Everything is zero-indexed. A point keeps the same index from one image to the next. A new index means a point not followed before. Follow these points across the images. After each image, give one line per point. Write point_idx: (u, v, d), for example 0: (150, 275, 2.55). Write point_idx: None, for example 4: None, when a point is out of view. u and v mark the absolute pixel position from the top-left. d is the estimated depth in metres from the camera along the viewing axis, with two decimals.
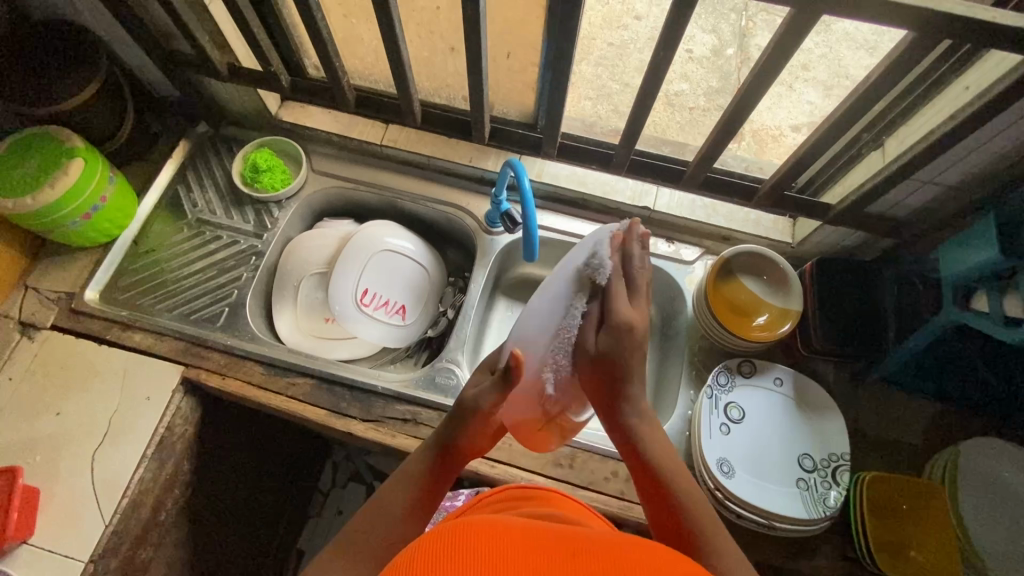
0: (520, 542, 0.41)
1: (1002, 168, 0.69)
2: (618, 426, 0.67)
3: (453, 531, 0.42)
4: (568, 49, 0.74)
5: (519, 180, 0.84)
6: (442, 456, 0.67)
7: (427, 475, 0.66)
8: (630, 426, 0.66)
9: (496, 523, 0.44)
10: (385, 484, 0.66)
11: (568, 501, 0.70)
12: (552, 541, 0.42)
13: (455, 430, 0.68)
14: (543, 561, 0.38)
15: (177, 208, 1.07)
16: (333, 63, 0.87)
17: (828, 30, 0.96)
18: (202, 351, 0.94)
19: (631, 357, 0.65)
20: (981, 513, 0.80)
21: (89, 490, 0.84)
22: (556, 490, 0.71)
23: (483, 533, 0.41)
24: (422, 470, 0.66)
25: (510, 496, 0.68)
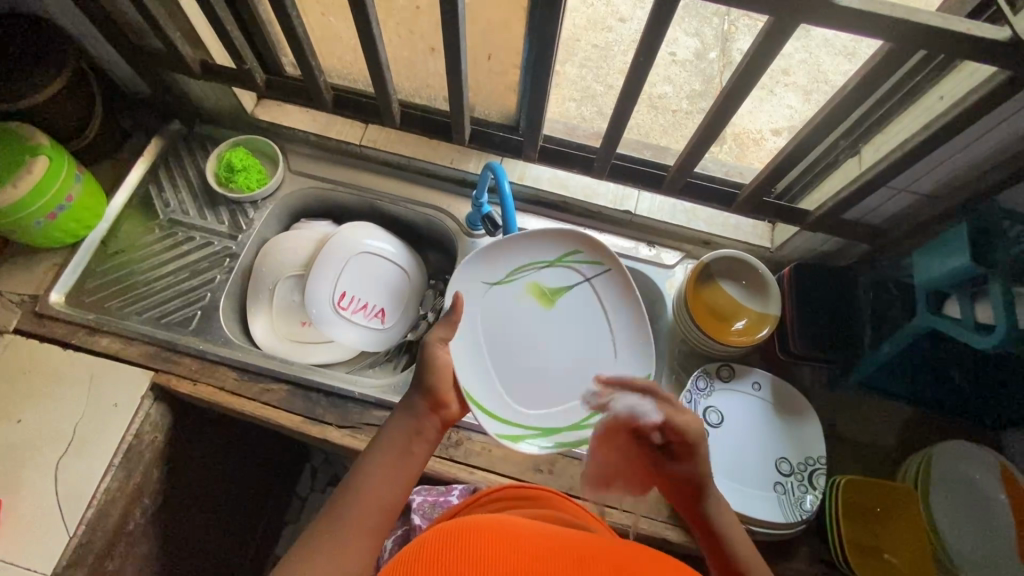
0: (523, 544, 0.44)
1: (971, 180, 0.70)
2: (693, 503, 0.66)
3: (458, 529, 0.46)
4: (549, 50, 0.73)
5: (499, 183, 0.84)
6: (416, 419, 0.66)
7: (400, 445, 0.64)
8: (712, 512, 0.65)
9: (507, 529, 0.47)
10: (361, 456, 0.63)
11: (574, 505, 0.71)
12: (562, 547, 0.45)
13: (422, 389, 0.69)
14: (555, 564, 0.41)
15: (148, 208, 1.04)
16: (310, 63, 0.85)
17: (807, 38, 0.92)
18: (172, 355, 0.91)
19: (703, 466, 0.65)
20: (952, 516, 0.81)
21: (53, 501, 0.81)
22: (558, 493, 0.73)
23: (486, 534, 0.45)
24: (397, 438, 0.64)
25: (510, 496, 0.70)
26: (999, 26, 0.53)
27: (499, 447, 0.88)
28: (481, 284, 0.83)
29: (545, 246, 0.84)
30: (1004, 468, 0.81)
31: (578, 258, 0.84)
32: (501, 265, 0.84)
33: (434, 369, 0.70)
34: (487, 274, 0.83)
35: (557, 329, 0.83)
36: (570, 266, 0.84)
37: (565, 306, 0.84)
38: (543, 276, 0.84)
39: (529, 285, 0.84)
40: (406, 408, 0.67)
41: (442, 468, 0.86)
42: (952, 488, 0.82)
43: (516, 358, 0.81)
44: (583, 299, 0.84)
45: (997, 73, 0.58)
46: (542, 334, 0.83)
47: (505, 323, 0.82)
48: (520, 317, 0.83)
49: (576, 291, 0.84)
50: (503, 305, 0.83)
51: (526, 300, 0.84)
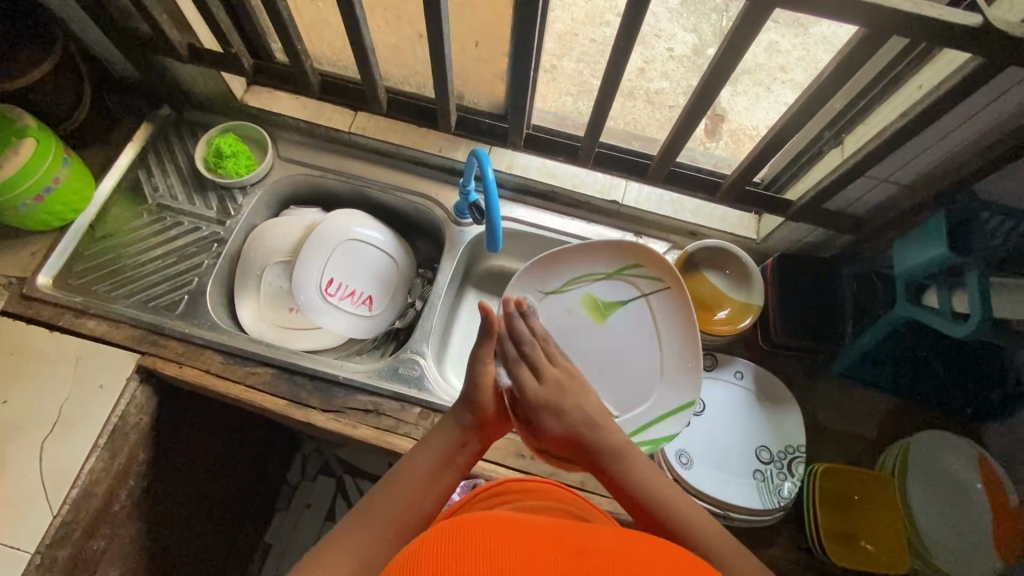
0: (521, 539, 0.44)
1: (957, 163, 0.70)
2: (586, 458, 0.68)
3: (461, 522, 0.47)
4: (531, 37, 0.73)
5: (483, 169, 0.84)
6: (463, 432, 0.69)
7: (447, 450, 0.68)
8: (608, 464, 0.66)
9: (505, 524, 0.47)
10: (407, 454, 0.68)
11: (570, 495, 0.73)
12: (561, 540, 0.45)
13: (474, 403, 0.71)
14: (551, 557, 0.42)
15: (137, 192, 1.04)
16: (296, 47, 0.86)
17: (806, 34, 0.91)
18: (159, 338, 0.92)
19: (562, 416, 0.70)
20: (930, 503, 0.82)
21: (37, 480, 0.81)
22: (555, 485, 0.74)
23: (485, 528, 0.46)
24: (444, 444, 0.68)
25: (508, 487, 0.71)
26: (970, 12, 0.54)
27: None
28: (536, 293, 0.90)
29: (603, 260, 0.91)
30: (985, 462, 0.81)
31: (637, 272, 0.90)
32: (557, 275, 0.90)
33: (480, 384, 0.72)
34: (540, 283, 0.90)
35: (611, 342, 0.89)
36: (626, 281, 0.90)
37: (619, 320, 0.90)
38: (599, 290, 0.90)
39: (585, 296, 0.90)
40: (455, 417, 0.71)
41: None
42: (930, 477, 0.83)
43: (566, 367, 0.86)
44: (636, 313, 0.89)
45: (971, 61, 0.58)
46: (595, 345, 0.88)
47: (561, 331, 0.88)
48: (574, 326, 0.89)
49: (631, 306, 0.90)
50: (559, 314, 0.89)
51: (579, 311, 0.89)
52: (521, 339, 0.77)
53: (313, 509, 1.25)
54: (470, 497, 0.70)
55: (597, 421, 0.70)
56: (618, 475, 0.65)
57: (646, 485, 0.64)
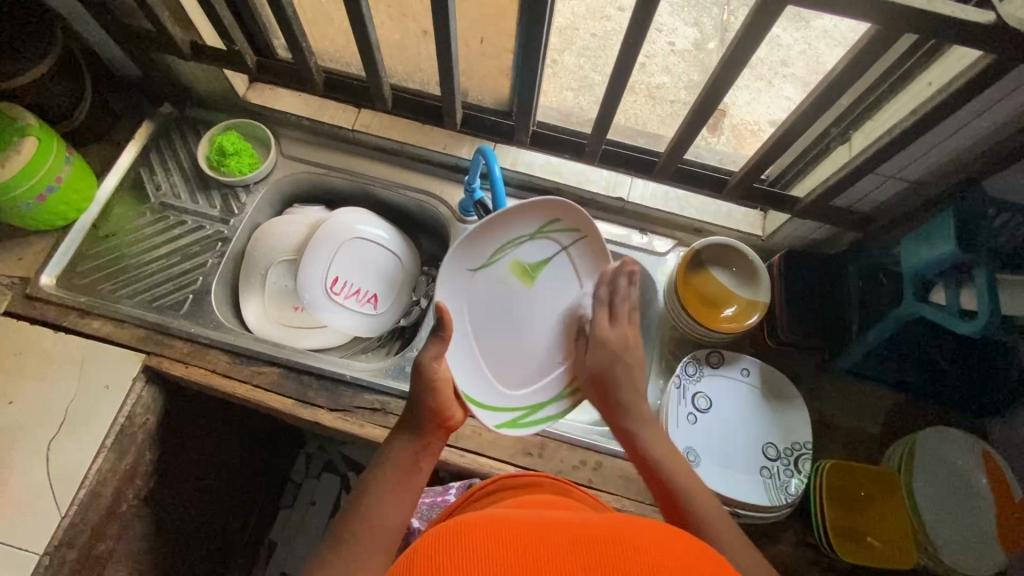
0: (517, 534, 0.44)
1: (972, 159, 0.69)
2: (614, 411, 0.76)
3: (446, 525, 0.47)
4: (538, 34, 0.72)
5: (491, 167, 0.83)
6: (416, 438, 0.69)
7: (406, 456, 0.67)
8: (629, 418, 0.74)
9: (501, 521, 0.47)
10: (368, 469, 0.67)
11: (557, 482, 0.74)
12: (557, 530, 0.45)
13: (423, 407, 0.71)
14: (549, 549, 0.42)
15: (140, 191, 1.03)
16: (299, 44, 0.85)
17: (806, 28, 0.91)
18: (165, 338, 0.91)
19: (614, 360, 0.78)
20: (936, 499, 0.82)
21: (45, 481, 0.81)
22: (548, 475, 0.74)
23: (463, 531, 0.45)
24: (402, 449, 0.68)
25: (504, 485, 0.71)
26: (983, 10, 0.53)
27: (490, 431, 0.89)
28: (465, 273, 0.78)
29: (526, 220, 0.79)
30: (988, 455, 0.82)
31: (558, 228, 0.81)
32: (483, 249, 0.78)
33: (433, 387, 0.72)
34: (469, 260, 0.78)
35: (539, 306, 0.84)
36: (548, 238, 0.82)
37: (546, 280, 0.83)
38: (524, 252, 0.81)
39: (512, 262, 0.81)
40: (407, 424, 0.71)
41: None
42: (936, 472, 0.84)
43: (504, 343, 0.83)
44: (562, 269, 0.84)
45: (983, 58, 0.58)
46: (525, 314, 0.83)
47: (490, 306, 0.81)
48: (502, 299, 0.82)
49: (556, 264, 0.83)
50: (488, 289, 0.81)
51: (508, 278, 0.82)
52: (617, 291, 0.83)
53: (318, 507, 1.24)
54: (459, 509, 0.68)
55: (636, 386, 0.77)
56: (634, 428, 0.73)
57: (653, 448, 0.70)
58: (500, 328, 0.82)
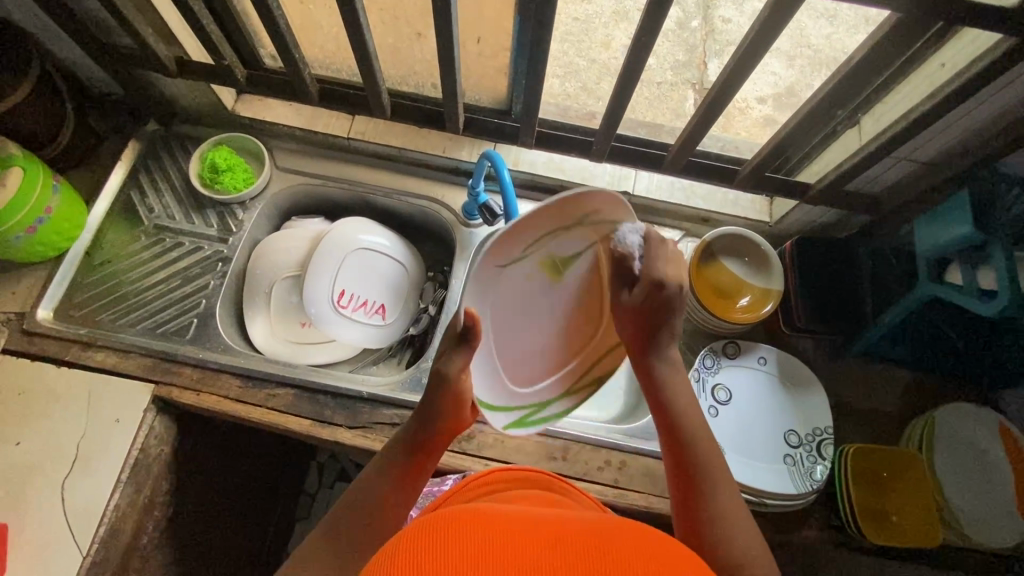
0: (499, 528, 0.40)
1: (983, 140, 0.70)
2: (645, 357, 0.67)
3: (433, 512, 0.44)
4: (545, 36, 0.70)
5: (500, 171, 0.81)
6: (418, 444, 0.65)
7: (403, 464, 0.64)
8: (661, 366, 0.67)
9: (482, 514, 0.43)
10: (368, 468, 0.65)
11: (556, 482, 0.73)
12: (542, 528, 0.42)
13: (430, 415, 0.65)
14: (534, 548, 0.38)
15: (132, 214, 1.00)
16: (293, 56, 0.81)
17: None
18: (173, 366, 0.89)
19: (659, 307, 0.66)
20: (958, 476, 0.83)
21: (63, 522, 0.79)
22: (547, 474, 0.74)
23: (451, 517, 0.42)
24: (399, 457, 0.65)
25: (497, 479, 0.69)
26: None
27: (511, 438, 0.88)
28: (495, 269, 0.55)
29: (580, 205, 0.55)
30: (1006, 431, 0.84)
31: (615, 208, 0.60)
32: (515, 245, 0.54)
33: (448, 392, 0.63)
34: (502, 253, 0.54)
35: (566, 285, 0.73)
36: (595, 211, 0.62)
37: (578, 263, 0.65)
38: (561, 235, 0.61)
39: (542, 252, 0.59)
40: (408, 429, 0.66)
41: (454, 462, 0.86)
42: (960, 451, 0.84)
43: (507, 346, 0.63)
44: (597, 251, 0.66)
45: (1004, 41, 0.58)
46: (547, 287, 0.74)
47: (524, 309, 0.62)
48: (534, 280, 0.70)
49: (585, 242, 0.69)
50: (520, 287, 0.60)
51: (562, 245, 0.59)
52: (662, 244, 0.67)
53: None
54: (459, 493, 0.64)
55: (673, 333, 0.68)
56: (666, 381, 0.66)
57: (682, 399, 0.65)
58: (545, 330, 0.66)
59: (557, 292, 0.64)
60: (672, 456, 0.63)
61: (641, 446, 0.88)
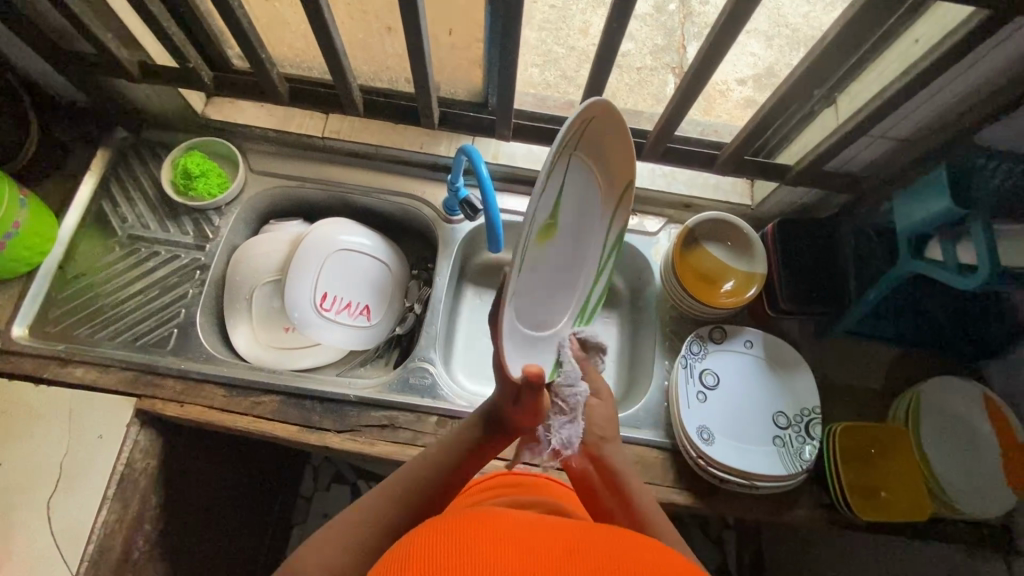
0: (507, 539, 0.41)
1: (961, 113, 0.69)
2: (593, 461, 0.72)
3: (441, 523, 0.44)
4: (515, 26, 0.69)
5: (476, 165, 0.78)
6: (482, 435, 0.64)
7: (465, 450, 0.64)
8: (607, 460, 0.71)
9: (485, 524, 0.44)
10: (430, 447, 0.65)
11: (561, 486, 0.74)
12: (548, 538, 0.42)
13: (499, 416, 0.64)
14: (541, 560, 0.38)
15: (105, 225, 0.98)
16: (259, 55, 0.79)
17: None
18: (155, 378, 0.88)
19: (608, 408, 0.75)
20: (943, 451, 0.84)
21: (49, 542, 0.78)
22: (551, 479, 0.74)
23: (477, 532, 0.42)
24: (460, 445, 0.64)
25: (503, 482, 0.70)
26: None
27: None
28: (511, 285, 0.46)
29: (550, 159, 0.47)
30: (988, 400, 0.85)
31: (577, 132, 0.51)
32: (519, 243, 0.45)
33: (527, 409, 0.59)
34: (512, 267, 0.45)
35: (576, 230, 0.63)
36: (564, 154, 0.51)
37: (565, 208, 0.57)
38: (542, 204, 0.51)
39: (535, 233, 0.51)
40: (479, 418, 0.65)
41: None
42: (941, 422, 0.86)
43: (550, 318, 0.61)
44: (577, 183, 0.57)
45: (977, 14, 0.57)
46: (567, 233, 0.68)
47: (540, 288, 0.56)
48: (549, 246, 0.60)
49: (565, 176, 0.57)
50: (529, 277, 0.52)
51: (548, 207, 0.51)
52: None
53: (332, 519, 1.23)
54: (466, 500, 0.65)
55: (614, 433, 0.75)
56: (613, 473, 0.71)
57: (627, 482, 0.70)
58: (562, 283, 0.60)
59: (557, 251, 0.56)
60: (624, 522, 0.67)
61: (631, 435, 0.88)
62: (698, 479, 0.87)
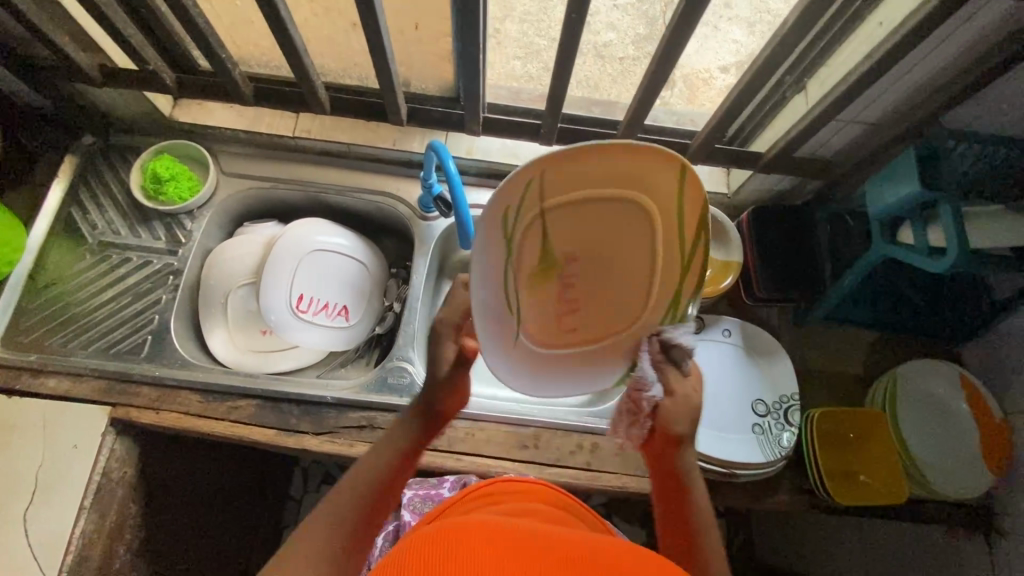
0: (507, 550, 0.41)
1: (927, 96, 0.69)
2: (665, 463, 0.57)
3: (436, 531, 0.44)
4: (475, 19, 0.68)
5: (443, 161, 0.77)
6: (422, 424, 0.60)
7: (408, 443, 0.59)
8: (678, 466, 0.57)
9: (479, 532, 0.43)
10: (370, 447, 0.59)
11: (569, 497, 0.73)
12: (546, 550, 0.42)
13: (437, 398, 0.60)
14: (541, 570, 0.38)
15: (75, 233, 0.96)
16: (219, 54, 0.78)
17: None
18: (130, 387, 0.87)
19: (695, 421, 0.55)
20: (921, 433, 0.85)
21: (25, 555, 0.77)
22: (550, 485, 0.74)
23: (475, 534, 0.43)
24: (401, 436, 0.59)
25: (499, 489, 0.70)
26: None
27: (482, 430, 0.87)
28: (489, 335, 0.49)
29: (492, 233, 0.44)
30: (966, 379, 0.86)
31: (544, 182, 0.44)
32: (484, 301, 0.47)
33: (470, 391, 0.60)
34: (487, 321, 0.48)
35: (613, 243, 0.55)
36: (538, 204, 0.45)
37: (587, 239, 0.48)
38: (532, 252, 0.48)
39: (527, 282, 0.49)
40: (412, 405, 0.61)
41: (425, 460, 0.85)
42: (920, 403, 0.87)
43: (608, 340, 0.56)
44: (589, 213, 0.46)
45: None
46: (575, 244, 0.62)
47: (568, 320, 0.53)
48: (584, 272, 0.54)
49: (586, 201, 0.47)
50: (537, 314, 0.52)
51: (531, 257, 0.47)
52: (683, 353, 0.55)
53: None
54: (459, 507, 0.65)
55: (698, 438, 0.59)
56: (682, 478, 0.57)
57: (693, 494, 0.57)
58: (605, 307, 0.53)
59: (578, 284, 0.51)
60: (673, 535, 0.57)
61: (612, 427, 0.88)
62: None
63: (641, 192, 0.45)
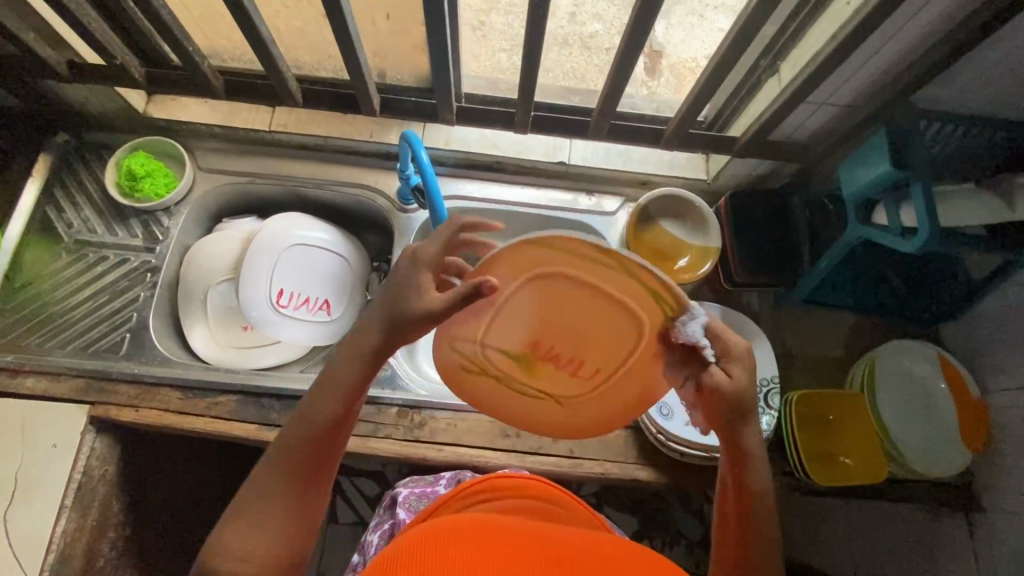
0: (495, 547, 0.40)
1: (897, 75, 0.69)
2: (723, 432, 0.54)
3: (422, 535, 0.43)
4: (440, 6, 0.68)
5: (416, 153, 0.77)
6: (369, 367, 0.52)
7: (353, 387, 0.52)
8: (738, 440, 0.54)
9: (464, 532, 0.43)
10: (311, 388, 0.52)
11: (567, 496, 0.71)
12: (534, 547, 0.42)
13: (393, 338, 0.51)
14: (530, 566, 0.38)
15: (51, 232, 0.95)
16: (187, 48, 0.77)
17: None
18: (108, 385, 0.87)
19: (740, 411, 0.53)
20: (899, 413, 0.86)
21: (7, 554, 0.77)
22: (537, 477, 0.73)
23: (463, 534, 0.42)
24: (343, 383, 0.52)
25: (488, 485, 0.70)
26: None
27: (464, 420, 0.87)
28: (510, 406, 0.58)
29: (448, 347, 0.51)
30: (944, 360, 0.87)
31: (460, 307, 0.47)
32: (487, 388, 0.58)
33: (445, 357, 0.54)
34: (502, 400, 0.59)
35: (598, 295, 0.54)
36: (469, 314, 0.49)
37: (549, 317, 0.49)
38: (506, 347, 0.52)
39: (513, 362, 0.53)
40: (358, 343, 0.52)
41: (406, 451, 0.85)
42: (899, 383, 0.88)
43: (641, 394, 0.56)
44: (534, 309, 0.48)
45: None
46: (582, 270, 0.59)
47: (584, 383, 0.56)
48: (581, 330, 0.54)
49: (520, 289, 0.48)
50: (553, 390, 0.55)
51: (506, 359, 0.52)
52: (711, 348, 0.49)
53: None
54: (450, 505, 0.64)
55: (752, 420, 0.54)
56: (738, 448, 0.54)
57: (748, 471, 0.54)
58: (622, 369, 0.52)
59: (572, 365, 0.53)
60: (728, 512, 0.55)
61: None
62: (660, 454, 0.87)
63: (561, 274, 0.45)
